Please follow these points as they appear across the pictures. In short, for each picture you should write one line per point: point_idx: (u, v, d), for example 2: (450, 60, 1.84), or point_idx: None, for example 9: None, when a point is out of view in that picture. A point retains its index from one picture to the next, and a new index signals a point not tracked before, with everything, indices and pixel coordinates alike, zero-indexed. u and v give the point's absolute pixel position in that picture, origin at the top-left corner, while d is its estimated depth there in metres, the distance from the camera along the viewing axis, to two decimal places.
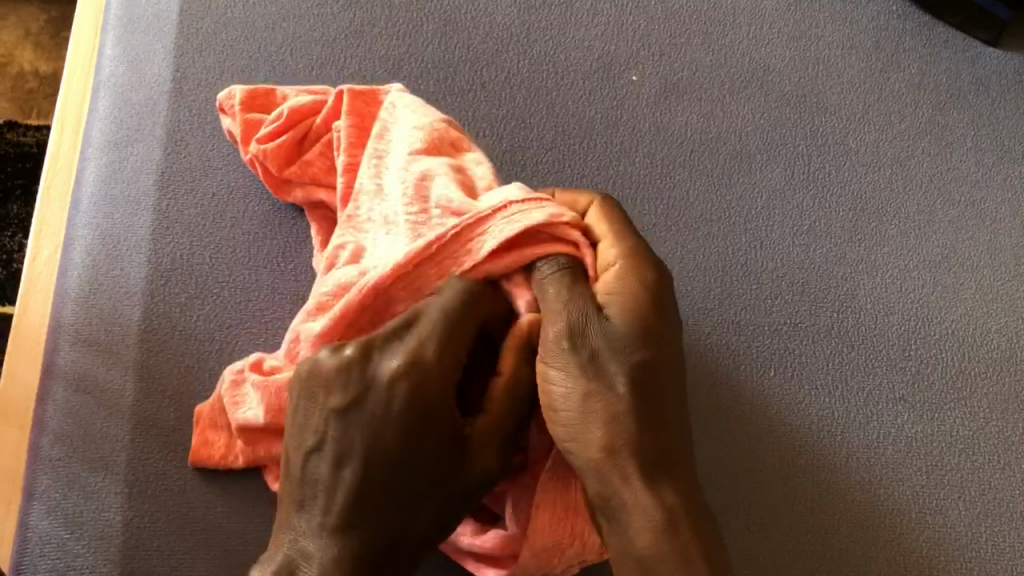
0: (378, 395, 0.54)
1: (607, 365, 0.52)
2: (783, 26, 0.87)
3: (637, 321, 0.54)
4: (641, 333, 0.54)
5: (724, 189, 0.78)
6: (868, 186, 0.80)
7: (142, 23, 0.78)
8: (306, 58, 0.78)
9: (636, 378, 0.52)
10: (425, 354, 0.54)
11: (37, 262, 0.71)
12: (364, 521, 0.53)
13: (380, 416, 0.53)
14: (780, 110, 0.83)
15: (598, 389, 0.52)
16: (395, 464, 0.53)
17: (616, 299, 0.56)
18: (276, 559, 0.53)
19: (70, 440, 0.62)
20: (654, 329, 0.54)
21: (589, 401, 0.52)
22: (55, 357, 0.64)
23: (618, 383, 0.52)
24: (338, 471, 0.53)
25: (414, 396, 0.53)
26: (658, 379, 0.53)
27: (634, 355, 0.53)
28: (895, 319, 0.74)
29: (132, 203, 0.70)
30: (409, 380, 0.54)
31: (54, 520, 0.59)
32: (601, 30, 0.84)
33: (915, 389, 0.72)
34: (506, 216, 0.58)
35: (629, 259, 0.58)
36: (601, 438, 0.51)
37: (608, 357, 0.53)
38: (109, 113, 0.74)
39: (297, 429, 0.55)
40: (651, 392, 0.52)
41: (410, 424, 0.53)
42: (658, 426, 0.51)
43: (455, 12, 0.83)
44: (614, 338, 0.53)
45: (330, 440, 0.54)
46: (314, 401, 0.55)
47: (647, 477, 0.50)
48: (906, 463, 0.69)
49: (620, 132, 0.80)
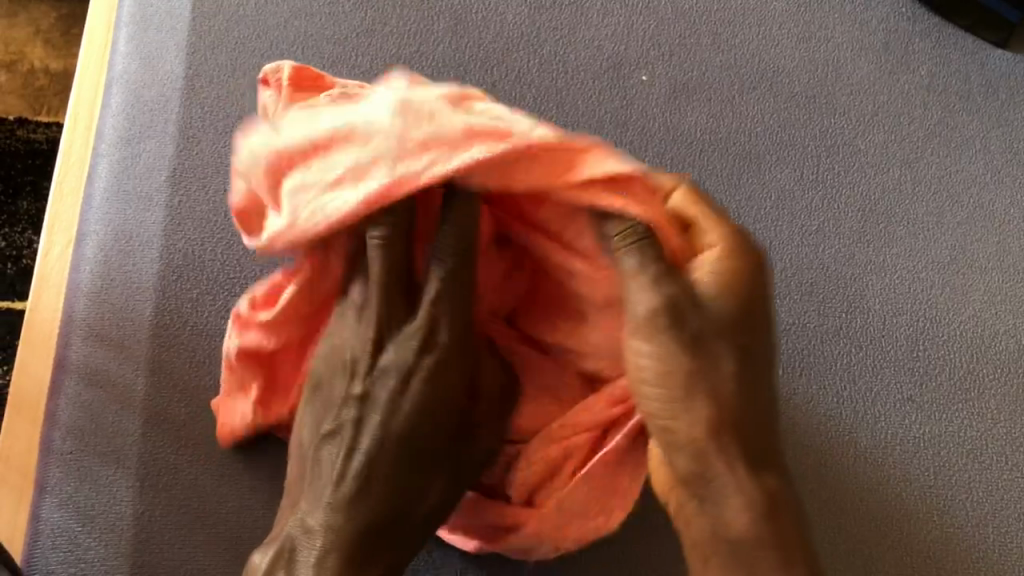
0: (390, 381, 0.55)
1: (709, 345, 0.50)
2: (793, 27, 0.87)
3: (738, 301, 0.52)
4: (743, 317, 0.51)
5: (732, 191, 0.78)
6: (876, 187, 0.80)
7: (156, 20, 0.78)
8: (317, 56, 0.79)
9: (739, 364, 0.51)
10: (434, 339, 0.55)
11: (49, 256, 0.71)
12: (368, 499, 0.54)
13: (392, 402, 0.55)
14: (789, 111, 0.83)
15: (702, 370, 0.50)
16: (404, 444, 0.55)
17: (718, 276, 0.52)
18: (278, 541, 0.56)
19: (82, 433, 0.62)
20: (755, 313, 0.52)
21: (692, 381, 0.50)
22: (67, 352, 0.65)
23: (721, 367, 0.50)
24: (349, 451, 0.55)
25: (425, 384, 0.55)
26: (758, 366, 0.51)
27: (736, 341, 0.51)
28: (903, 320, 0.74)
29: (144, 199, 0.70)
30: (420, 368, 0.55)
31: (65, 513, 0.60)
32: (611, 30, 0.84)
33: (923, 389, 0.72)
34: (597, 161, 0.51)
35: (729, 241, 0.54)
36: (702, 421, 0.50)
37: (709, 336, 0.50)
38: (121, 110, 0.74)
39: (319, 410, 0.58)
40: (752, 380, 0.51)
41: (422, 408, 0.55)
42: (757, 414, 0.51)
43: (466, 11, 0.83)
44: (713, 316, 0.51)
45: (344, 424, 0.56)
46: (336, 384, 0.58)
47: (750, 463, 0.50)
48: (914, 463, 0.69)
49: (629, 132, 0.80)
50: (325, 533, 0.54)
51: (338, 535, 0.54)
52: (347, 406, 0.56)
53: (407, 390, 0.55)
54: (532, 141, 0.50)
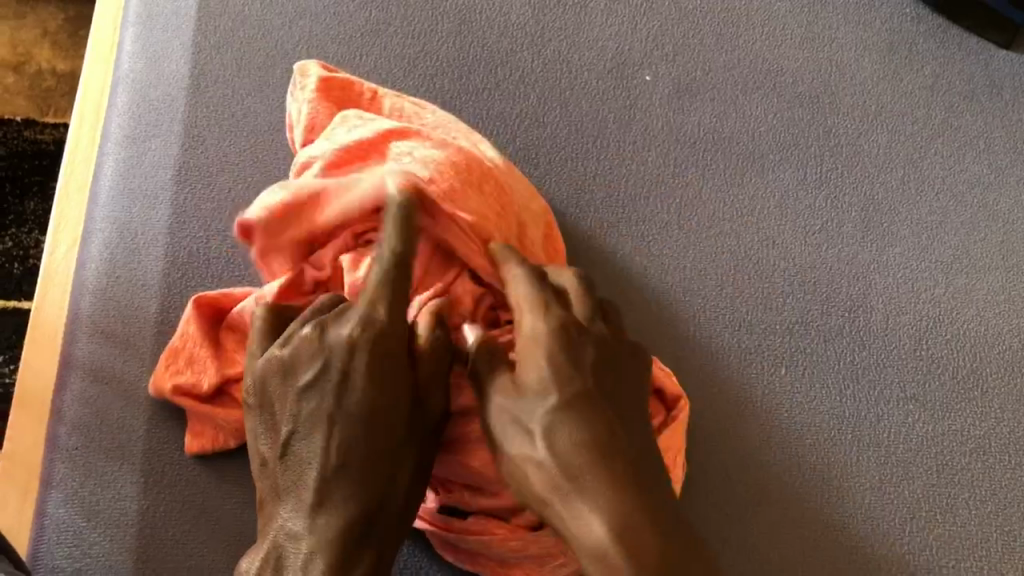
0: (333, 366, 0.54)
1: (526, 421, 0.51)
2: (796, 27, 0.88)
3: (546, 356, 0.52)
4: (553, 372, 0.51)
5: (736, 190, 0.78)
6: (880, 187, 0.80)
7: (162, 20, 0.79)
8: (323, 55, 0.79)
9: (555, 420, 0.50)
10: (375, 319, 0.54)
11: (55, 254, 0.72)
12: (342, 488, 0.53)
13: (339, 387, 0.54)
14: (792, 111, 0.83)
15: (523, 449, 0.50)
16: (362, 428, 0.53)
17: (523, 345, 0.53)
18: (263, 550, 0.54)
19: (87, 430, 0.62)
20: (568, 357, 0.52)
21: (520, 462, 0.50)
22: (73, 349, 0.65)
23: (539, 432, 0.50)
24: (313, 449, 0.53)
25: (368, 359, 0.53)
26: (583, 409, 0.50)
27: (552, 396, 0.50)
28: (906, 319, 0.74)
29: (149, 197, 0.71)
30: (360, 344, 0.53)
31: (70, 508, 0.60)
32: (615, 30, 0.85)
33: (925, 388, 0.71)
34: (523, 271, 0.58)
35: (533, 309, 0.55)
36: (540, 486, 0.49)
37: (525, 414, 0.51)
38: (128, 109, 0.75)
39: (268, 423, 0.56)
40: (578, 423, 0.50)
41: (369, 386, 0.53)
42: (594, 450, 0.48)
43: (470, 12, 0.84)
44: (528, 392, 0.52)
45: (298, 423, 0.54)
46: (275, 389, 0.56)
47: (579, 507, 0.48)
48: (917, 462, 0.68)
49: (633, 130, 0.80)
50: (313, 534, 0.52)
51: (324, 532, 0.52)
52: (295, 404, 0.54)
53: (353, 367, 0.53)
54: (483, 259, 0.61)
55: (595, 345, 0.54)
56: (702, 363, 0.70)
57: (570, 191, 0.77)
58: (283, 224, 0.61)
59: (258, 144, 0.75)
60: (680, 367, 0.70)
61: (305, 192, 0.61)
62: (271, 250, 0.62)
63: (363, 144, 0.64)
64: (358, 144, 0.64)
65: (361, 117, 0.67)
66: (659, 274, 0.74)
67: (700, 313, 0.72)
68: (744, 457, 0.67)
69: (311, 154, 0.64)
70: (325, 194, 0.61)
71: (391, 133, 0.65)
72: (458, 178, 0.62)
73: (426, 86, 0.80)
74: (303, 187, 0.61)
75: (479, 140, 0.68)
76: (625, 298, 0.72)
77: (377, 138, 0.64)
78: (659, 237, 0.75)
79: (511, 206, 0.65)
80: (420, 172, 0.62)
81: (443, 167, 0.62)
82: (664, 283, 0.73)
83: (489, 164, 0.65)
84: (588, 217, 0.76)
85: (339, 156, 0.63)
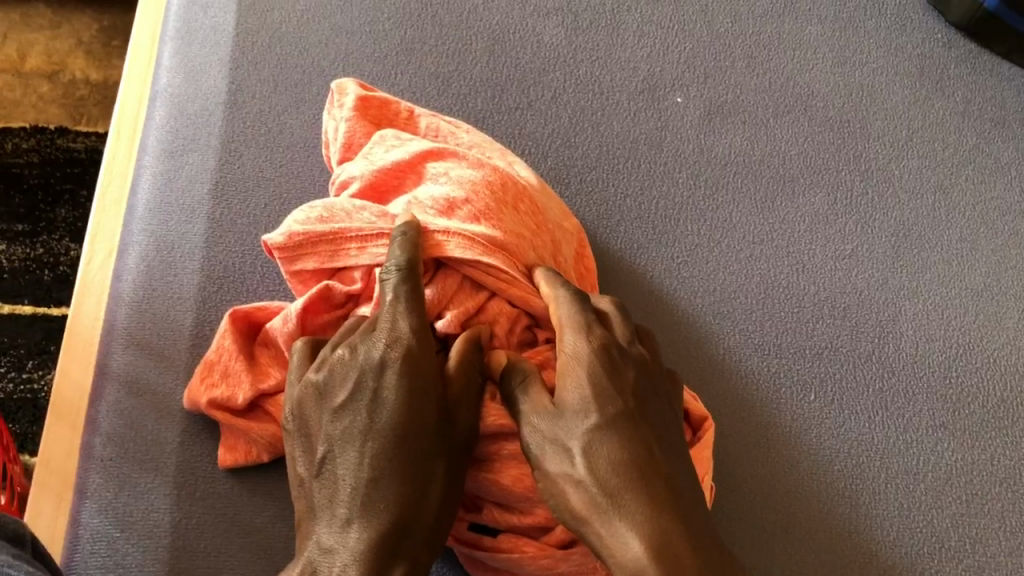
0: (366, 383, 0.55)
1: (565, 439, 0.53)
2: (828, 51, 0.88)
3: (586, 376, 0.55)
4: (594, 393, 0.54)
5: (766, 213, 0.79)
6: (910, 213, 0.80)
7: (200, 35, 0.80)
8: (358, 73, 0.80)
9: (594, 440, 0.53)
10: (399, 336, 0.56)
11: (90, 265, 0.73)
12: (377, 502, 0.53)
13: (373, 403, 0.55)
14: (823, 135, 0.83)
15: (561, 465, 0.53)
16: (395, 441, 0.54)
17: (563, 364, 0.56)
18: (298, 567, 0.53)
19: (122, 441, 0.63)
20: (608, 378, 0.55)
21: (558, 478, 0.53)
22: (109, 360, 0.66)
23: (579, 451, 0.53)
24: (349, 464, 0.54)
25: (399, 375, 0.55)
26: (621, 430, 0.53)
27: (592, 417, 0.54)
28: (936, 346, 0.74)
29: (186, 210, 0.72)
30: (391, 360, 0.55)
31: (104, 518, 0.60)
32: (647, 51, 0.86)
33: (955, 416, 0.71)
34: (552, 298, 0.59)
35: (574, 330, 0.57)
36: (579, 503, 0.52)
37: (564, 433, 0.53)
38: (165, 122, 0.76)
39: (304, 444, 0.56)
40: (617, 442, 0.53)
41: (401, 401, 0.55)
42: (632, 470, 0.52)
43: (504, 33, 0.85)
44: (568, 410, 0.54)
45: (334, 440, 0.55)
46: (310, 411, 0.57)
47: (617, 524, 0.50)
48: (947, 491, 0.68)
49: (664, 152, 0.81)
50: (348, 547, 0.52)
51: (358, 545, 0.52)
52: (331, 422, 0.55)
53: (385, 384, 0.55)
54: (518, 278, 0.60)
55: (633, 369, 0.57)
56: (730, 386, 0.70)
57: (600, 212, 0.77)
58: (314, 242, 0.60)
59: (295, 159, 0.75)
60: (708, 391, 0.70)
61: (338, 213, 0.61)
62: (303, 262, 0.60)
63: (400, 165, 0.65)
64: (395, 164, 0.65)
65: (399, 137, 0.68)
66: (688, 296, 0.74)
67: (730, 336, 0.72)
68: (771, 481, 0.67)
69: (350, 173, 0.65)
70: (358, 214, 0.61)
71: (429, 153, 0.66)
72: (494, 198, 0.63)
73: (458, 104, 0.80)
74: (336, 208, 0.62)
75: (513, 161, 0.70)
76: (653, 320, 0.73)
77: (414, 159, 0.65)
78: (690, 259, 0.76)
79: (544, 230, 0.65)
80: (455, 193, 0.63)
81: (479, 186, 0.63)
82: (693, 305, 0.73)
83: (523, 185, 0.66)
84: (619, 238, 0.76)
85: (378, 177, 0.65)
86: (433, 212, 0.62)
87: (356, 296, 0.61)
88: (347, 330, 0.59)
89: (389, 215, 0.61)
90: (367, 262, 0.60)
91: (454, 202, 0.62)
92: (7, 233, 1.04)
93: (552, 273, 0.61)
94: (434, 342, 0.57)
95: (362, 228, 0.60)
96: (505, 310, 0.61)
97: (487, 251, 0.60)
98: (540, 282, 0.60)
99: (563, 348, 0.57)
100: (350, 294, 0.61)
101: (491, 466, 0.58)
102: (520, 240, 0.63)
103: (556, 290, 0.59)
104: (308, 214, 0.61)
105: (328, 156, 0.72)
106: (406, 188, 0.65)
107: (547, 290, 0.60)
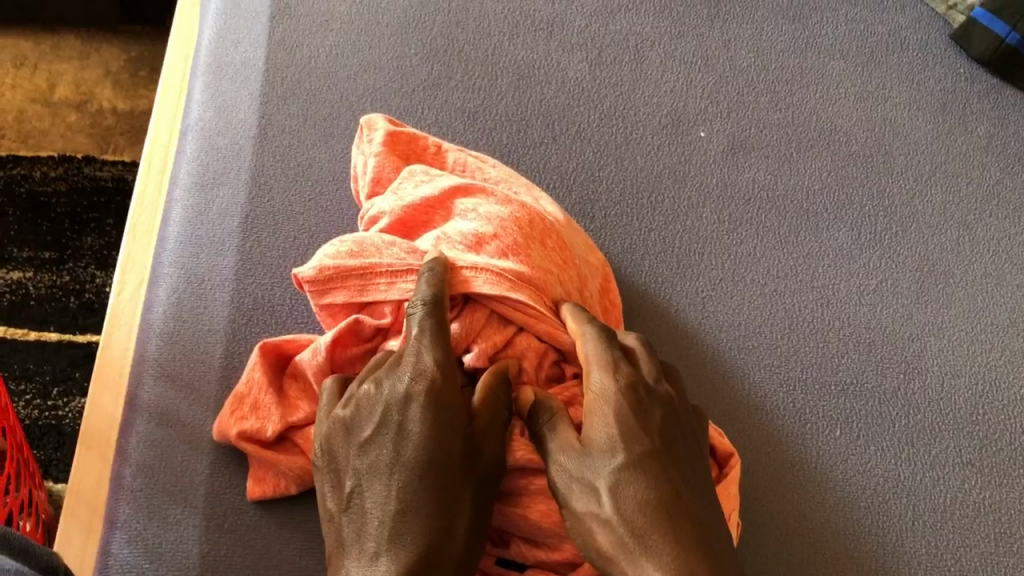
0: (392, 417, 0.56)
1: (592, 478, 0.53)
2: (851, 86, 0.89)
3: (613, 415, 0.55)
4: (621, 432, 0.55)
5: (790, 248, 0.79)
6: (934, 248, 0.80)
7: (230, 70, 0.82)
8: (386, 108, 0.81)
9: (621, 479, 0.53)
10: (424, 370, 0.56)
11: (121, 296, 0.74)
12: (405, 535, 0.52)
13: (398, 436, 0.55)
14: (846, 169, 0.84)
15: (588, 505, 0.53)
16: (421, 474, 0.54)
17: (590, 402, 0.57)
18: None
19: (152, 472, 0.64)
20: (635, 417, 0.55)
21: (585, 518, 0.53)
22: (139, 391, 0.67)
23: (606, 490, 0.53)
24: (376, 497, 0.54)
25: (424, 408, 0.55)
26: (648, 469, 0.53)
27: (620, 456, 0.54)
28: (962, 382, 0.74)
29: (216, 243, 0.73)
30: (416, 393, 0.56)
31: (134, 549, 0.61)
32: (671, 86, 0.87)
33: (983, 453, 0.71)
34: (579, 334, 0.60)
35: (602, 368, 0.58)
36: (606, 543, 0.52)
37: (592, 472, 0.54)
38: (196, 155, 0.77)
39: (333, 479, 0.57)
40: (644, 481, 0.53)
41: (426, 435, 0.55)
42: (658, 509, 0.52)
43: (529, 68, 0.86)
44: (595, 449, 0.55)
45: (362, 474, 0.55)
46: (339, 447, 0.57)
47: (645, 563, 0.50)
48: (975, 529, 0.67)
49: (688, 187, 0.81)
50: None
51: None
52: (358, 456, 0.56)
53: (410, 417, 0.55)
54: (546, 314, 0.61)
55: (660, 407, 0.57)
56: (754, 422, 0.70)
57: (624, 245, 0.78)
58: (345, 275, 0.61)
59: (323, 193, 0.76)
60: (733, 427, 0.70)
61: (368, 248, 0.62)
62: (333, 295, 0.61)
63: (429, 201, 0.66)
64: (424, 200, 0.66)
65: (428, 172, 0.69)
66: (713, 330, 0.74)
67: (754, 372, 0.73)
68: (797, 517, 0.67)
69: (380, 208, 0.66)
70: (387, 249, 0.62)
71: (458, 189, 0.67)
72: (523, 234, 0.64)
73: (484, 139, 0.81)
74: (366, 242, 0.63)
75: (539, 196, 0.71)
76: (678, 354, 0.73)
77: (443, 195, 0.66)
78: (714, 293, 0.76)
79: (571, 266, 0.66)
80: (484, 229, 0.63)
81: (507, 223, 0.64)
82: (718, 340, 0.74)
83: (550, 221, 0.67)
84: (643, 272, 0.76)
85: (407, 213, 0.66)
86: (462, 248, 0.62)
87: (384, 330, 0.62)
88: (373, 364, 0.59)
89: (418, 252, 0.62)
90: (397, 297, 0.61)
91: (483, 237, 0.63)
92: (34, 260, 1.06)
93: (579, 310, 0.61)
94: (459, 376, 0.58)
95: (392, 264, 0.61)
96: (533, 346, 0.61)
97: (515, 286, 0.60)
98: (568, 318, 0.61)
99: (591, 387, 0.57)
100: (379, 328, 0.61)
101: (520, 501, 0.58)
102: (547, 275, 0.63)
103: (583, 327, 0.60)
104: (339, 247, 0.62)
105: (357, 189, 0.73)
106: (435, 223, 0.66)
107: (574, 326, 0.60)
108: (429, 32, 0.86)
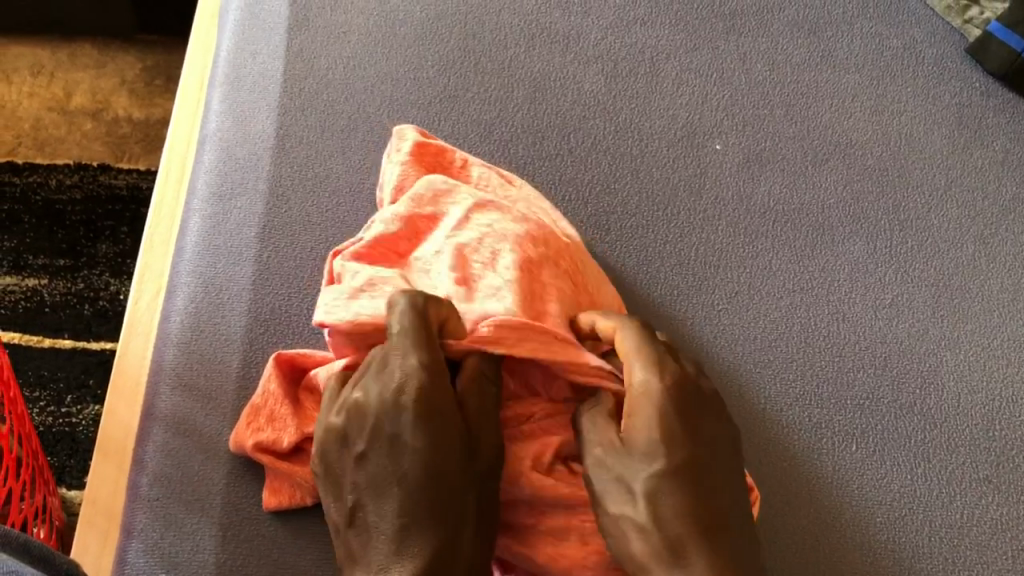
0: (383, 428, 0.55)
1: (631, 483, 0.53)
2: (867, 100, 0.89)
3: (658, 416, 0.54)
4: (664, 437, 0.54)
5: (805, 260, 0.79)
6: (950, 263, 0.80)
7: (248, 81, 0.82)
8: (403, 119, 0.82)
9: (660, 487, 0.53)
10: (406, 377, 0.55)
11: (138, 305, 0.74)
12: (409, 550, 0.53)
13: (391, 448, 0.54)
14: (862, 183, 0.84)
15: (624, 509, 0.53)
16: (417, 485, 0.54)
17: (633, 400, 0.56)
18: None
19: (168, 481, 0.64)
20: (678, 420, 0.55)
21: (620, 521, 0.53)
22: (156, 401, 0.67)
23: (644, 496, 0.53)
24: (378, 512, 0.54)
25: (412, 416, 0.54)
26: (688, 477, 0.53)
27: (659, 462, 0.53)
28: (979, 398, 0.73)
29: (234, 253, 0.73)
30: (403, 401, 0.54)
31: (150, 559, 0.61)
32: (686, 99, 0.87)
33: (1000, 470, 0.70)
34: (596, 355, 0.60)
35: (645, 364, 0.56)
36: (639, 549, 0.52)
37: (630, 476, 0.54)
38: (214, 165, 0.78)
39: (333, 490, 0.57)
40: (681, 492, 0.52)
41: (417, 444, 0.54)
42: (697, 524, 0.52)
43: (545, 80, 0.86)
44: (636, 452, 0.54)
45: (361, 488, 0.55)
46: (332, 455, 0.57)
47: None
48: (992, 545, 0.67)
49: (704, 200, 0.81)
50: None
51: None
52: (355, 469, 0.56)
53: (399, 425, 0.54)
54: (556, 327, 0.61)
55: (704, 409, 0.56)
56: (770, 435, 0.70)
57: (640, 258, 0.78)
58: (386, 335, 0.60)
59: (341, 204, 0.77)
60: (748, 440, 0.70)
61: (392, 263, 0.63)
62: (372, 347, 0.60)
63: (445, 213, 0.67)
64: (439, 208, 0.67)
65: (446, 183, 0.69)
66: (729, 344, 0.74)
67: (770, 385, 0.73)
68: (813, 532, 0.66)
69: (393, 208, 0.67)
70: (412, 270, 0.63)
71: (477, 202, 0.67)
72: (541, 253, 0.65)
73: (500, 151, 0.81)
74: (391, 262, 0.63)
75: (560, 220, 0.71)
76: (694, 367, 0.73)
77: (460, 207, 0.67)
78: (730, 306, 0.76)
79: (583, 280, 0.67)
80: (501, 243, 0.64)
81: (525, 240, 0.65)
82: (733, 353, 0.74)
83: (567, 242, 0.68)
84: (658, 284, 0.76)
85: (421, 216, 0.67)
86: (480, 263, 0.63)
87: None
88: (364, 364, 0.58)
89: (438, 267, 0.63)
90: None
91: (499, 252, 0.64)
92: (49, 268, 1.07)
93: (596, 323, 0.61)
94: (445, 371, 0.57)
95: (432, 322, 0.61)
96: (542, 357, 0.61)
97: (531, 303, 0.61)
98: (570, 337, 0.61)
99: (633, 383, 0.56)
100: None
101: (539, 511, 0.59)
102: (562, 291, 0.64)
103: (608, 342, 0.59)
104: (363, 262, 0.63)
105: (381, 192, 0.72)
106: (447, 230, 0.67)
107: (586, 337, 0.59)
108: (445, 44, 0.87)
